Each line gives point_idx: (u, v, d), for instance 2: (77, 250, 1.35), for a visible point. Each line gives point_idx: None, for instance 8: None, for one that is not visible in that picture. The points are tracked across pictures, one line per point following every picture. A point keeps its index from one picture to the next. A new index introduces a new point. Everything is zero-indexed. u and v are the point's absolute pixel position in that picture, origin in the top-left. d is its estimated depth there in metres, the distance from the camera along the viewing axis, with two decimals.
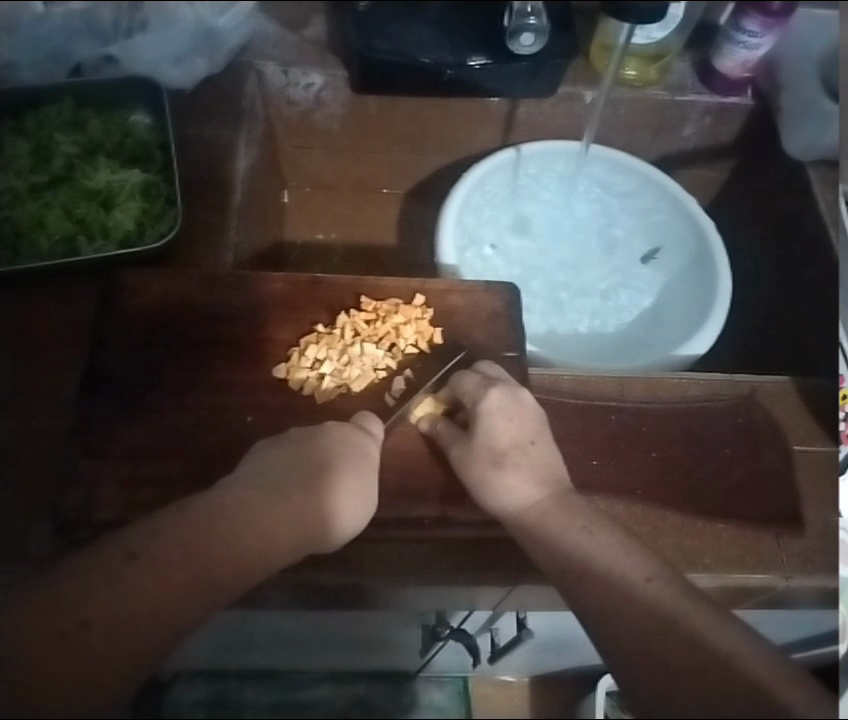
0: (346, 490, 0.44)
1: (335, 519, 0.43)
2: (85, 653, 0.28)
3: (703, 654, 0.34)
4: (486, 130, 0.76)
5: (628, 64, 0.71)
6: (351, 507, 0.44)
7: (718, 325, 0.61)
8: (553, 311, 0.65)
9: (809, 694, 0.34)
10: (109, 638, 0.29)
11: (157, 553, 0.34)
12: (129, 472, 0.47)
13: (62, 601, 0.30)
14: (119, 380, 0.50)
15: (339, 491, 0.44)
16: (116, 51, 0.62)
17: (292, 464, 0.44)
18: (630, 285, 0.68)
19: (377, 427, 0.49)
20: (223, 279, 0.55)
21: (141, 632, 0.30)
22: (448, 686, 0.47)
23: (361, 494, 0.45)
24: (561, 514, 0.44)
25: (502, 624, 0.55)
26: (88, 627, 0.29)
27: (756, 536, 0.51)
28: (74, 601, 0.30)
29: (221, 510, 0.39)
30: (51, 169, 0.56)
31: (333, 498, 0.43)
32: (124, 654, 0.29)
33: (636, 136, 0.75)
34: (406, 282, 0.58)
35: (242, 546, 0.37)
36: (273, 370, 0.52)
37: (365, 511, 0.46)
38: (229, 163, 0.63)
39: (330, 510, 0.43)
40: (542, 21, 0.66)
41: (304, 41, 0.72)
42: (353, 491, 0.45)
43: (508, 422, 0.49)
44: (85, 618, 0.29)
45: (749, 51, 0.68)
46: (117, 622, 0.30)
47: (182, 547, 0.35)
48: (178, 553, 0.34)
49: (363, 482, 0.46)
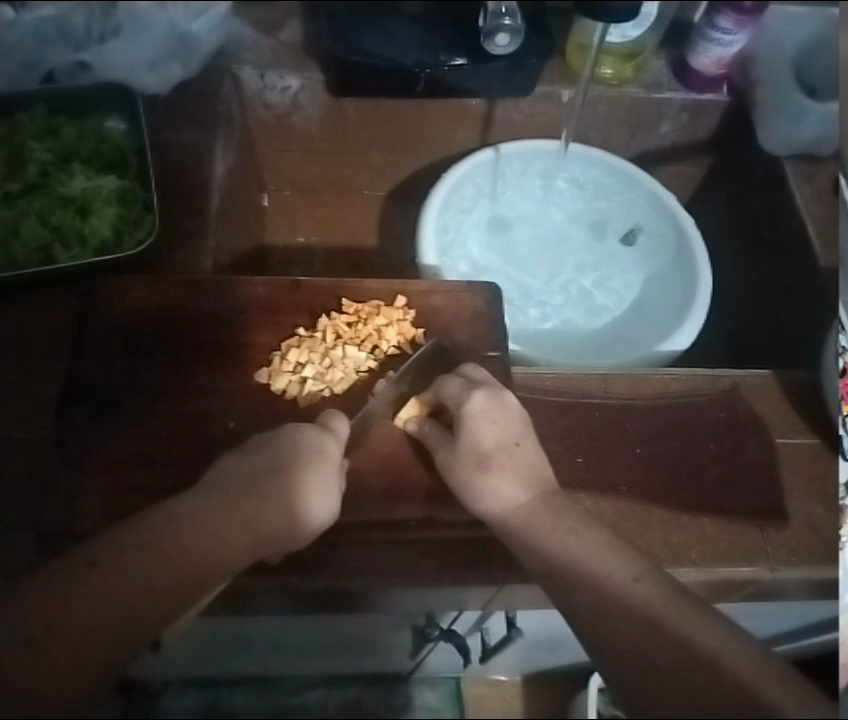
0: (310, 488, 0.44)
1: (299, 516, 0.43)
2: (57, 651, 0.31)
3: (688, 655, 0.34)
4: (464, 132, 0.74)
5: (604, 63, 0.72)
6: (318, 506, 0.44)
7: (699, 319, 0.61)
8: (542, 302, 0.65)
9: (794, 691, 0.34)
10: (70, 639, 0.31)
11: (115, 561, 0.35)
12: (111, 481, 0.47)
13: (38, 605, 0.33)
14: (100, 388, 0.50)
15: (300, 488, 0.43)
16: (89, 57, 0.64)
17: (253, 467, 0.44)
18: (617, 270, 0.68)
19: (343, 425, 0.49)
20: (203, 284, 0.55)
21: (91, 636, 0.31)
22: (441, 688, 0.59)
23: (325, 491, 0.45)
24: (549, 517, 0.44)
25: (491, 624, 0.54)
26: (51, 632, 0.32)
27: (742, 531, 0.51)
28: (41, 609, 0.33)
29: (175, 521, 0.39)
30: (25, 177, 0.55)
31: (295, 498, 0.43)
32: (91, 649, 0.31)
33: (613, 135, 0.73)
34: (387, 284, 0.57)
35: (196, 553, 0.37)
36: (254, 375, 0.52)
37: (333, 509, 0.46)
38: (207, 167, 0.63)
39: (293, 509, 0.43)
40: (517, 22, 0.68)
41: (280, 45, 0.72)
42: (317, 488, 0.44)
43: (491, 424, 0.48)
44: (48, 624, 0.32)
45: (724, 50, 0.70)
46: (74, 632, 0.31)
47: (134, 560, 0.35)
48: (128, 567, 0.34)
49: (328, 480, 0.45)
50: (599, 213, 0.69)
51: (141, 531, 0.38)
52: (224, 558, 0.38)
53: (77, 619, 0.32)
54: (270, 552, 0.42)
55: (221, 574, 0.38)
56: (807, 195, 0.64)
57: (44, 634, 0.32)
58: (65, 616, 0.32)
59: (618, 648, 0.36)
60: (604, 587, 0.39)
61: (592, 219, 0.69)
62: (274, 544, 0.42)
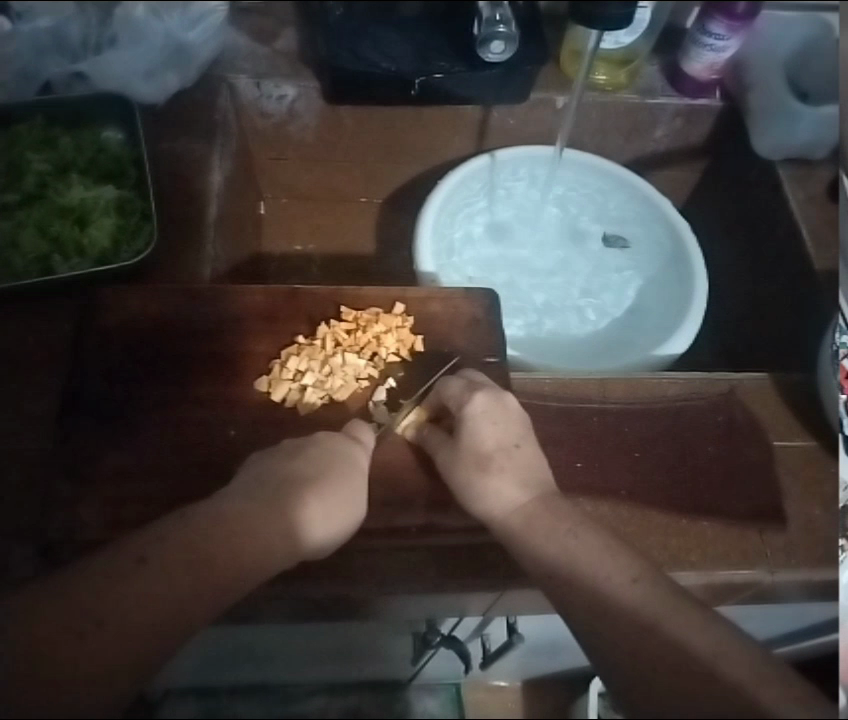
0: (336, 499, 0.45)
1: (321, 529, 0.43)
2: (103, 652, 0.29)
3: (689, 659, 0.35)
4: (460, 139, 0.76)
5: (598, 69, 0.73)
6: (337, 518, 0.44)
7: (693, 330, 0.60)
8: (538, 311, 0.65)
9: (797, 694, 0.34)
10: (119, 640, 0.30)
11: (158, 566, 0.34)
12: (111, 492, 0.47)
13: (72, 612, 0.31)
14: (102, 397, 0.50)
15: (325, 502, 0.44)
16: (85, 68, 0.64)
17: (283, 474, 0.45)
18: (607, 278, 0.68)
19: (368, 435, 0.49)
20: (202, 292, 0.55)
21: (131, 646, 0.30)
22: (439, 695, 0.48)
23: (351, 503, 0.45)
24: (546, 517, 0.45)
25: (491, 629, 0.56)
26: (103, 628, 0.30)
27: (740, 533, 0.51)
28: (83, 609, 0.31)
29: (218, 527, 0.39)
30: (23, 188, 0.56)
31: (322, 508, 0.44)
32: (128, 646, 0.30)
33: (608, 140, 0.77)
34: (385, 291, 0.57)
35: (227, 561, 0.37)
36: (254, 383, 0.52)
37: (354, 514, 0.46)
38: (205, 177, 0.63)
39: (317, 521, 0.43)
40: (511, 30, 0.67)
41: (276, 54, 0.72)
42: (337, 495, 0.45)
43: (493, 425, 0.49)
44: (97, 622, 0.30)
45: (716, 55, 0.70)
46: (123, 635, 0.30)
47: (178, 558, 0.35)
48: (171, 572, 0.35)
49: (353, 486, 0.46)
50: (593, 227, 0.70)
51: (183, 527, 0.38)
52: (251, 571, 0.39)
53: (126, 617, 0.31)
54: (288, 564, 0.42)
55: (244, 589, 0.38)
56: (801, 198, 0.64)
57: (94, 630, 0.30)
58: (116, 614, 0.31)
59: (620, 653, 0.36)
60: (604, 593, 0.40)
61: (584, 234, 0.70)
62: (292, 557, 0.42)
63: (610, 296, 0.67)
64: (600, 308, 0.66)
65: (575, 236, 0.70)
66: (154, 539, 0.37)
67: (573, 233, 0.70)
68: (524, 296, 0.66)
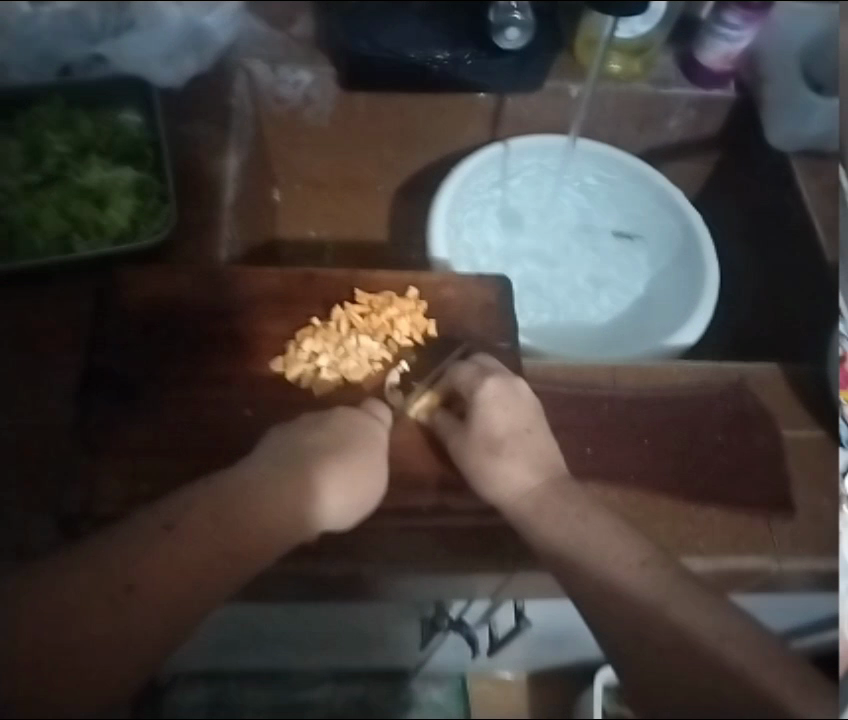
0: (350, 471, 0.47)
1: (332, 500, 0.46)
2: (132, 611, 0.39)
3: None
4: (474, 128, 0.73)
5: (613, 59, 0.76)
6: (350, 490, 0.47)
7: (707, 313, 0.62)
8: (561, 297, 0.63)
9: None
10: (142, 609, 0.39)
11: (175, 539, 0.42)
12: (128, 468, 0.47)
13: (111, 569, 0.40)
14: (119, 376, 0.50)
15: (337, 474, 0.46)
16: (104, 51, 0.63)
17: (298, 446, 0.48)
18: (626, 264, 0.65)
19: (386, 412, 0.51)
20: (218, 274, 0.55)
21: (154, 614, 0.40)
22: (446, 685, 0.53)
23: (363, 477, 0.47)
24: (555, 504, 0.46)
25: (500, 615, 0.52)
26: (132, 591, 0.39)
27: (748, 521, 0.51)
28: (122, 568, 0.40)
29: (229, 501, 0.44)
30: (43, 169, 0.57)
31: (334, 481, 0.46)
32: (150, 614, 0.39)
33: (621, 130, 0.72)
34: (399, 276, 0.58)
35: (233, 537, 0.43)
36: (269, 364, 0.53)
37: (374, 489, 0.48)
38: (220, 161, 0.62)
39: (326, 494, 0.46)
40: (529, 18, 0.77)
41: (290, 39, 0.76)
42: (354, 468, 0.47)
43: (504, 411, 0.50)
44: (130, 585, 0.39)
45: (730, 45, 0.76)
46: (146, 606, 0.39)
47: (198, 527, 0.42)
48: (187, 541, 0.42)
49: (374, 456, 0.48)
50: (606, 214, 0.67)
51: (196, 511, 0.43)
52: (255, 550, 0.44)
53: (153, 583, 0.40)
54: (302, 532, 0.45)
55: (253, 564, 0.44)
56: (813, 190, 0.66)
57: (126, 592, 0.39)
58: (145, 580, 0.40)
59: None
60: (608, 576, 0.42)
61: (598, 221, 0.67)
62: (298, 532, 0.45)
63: (632, 279, 0.64)
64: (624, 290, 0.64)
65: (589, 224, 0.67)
66: (182, 503, 0.44)
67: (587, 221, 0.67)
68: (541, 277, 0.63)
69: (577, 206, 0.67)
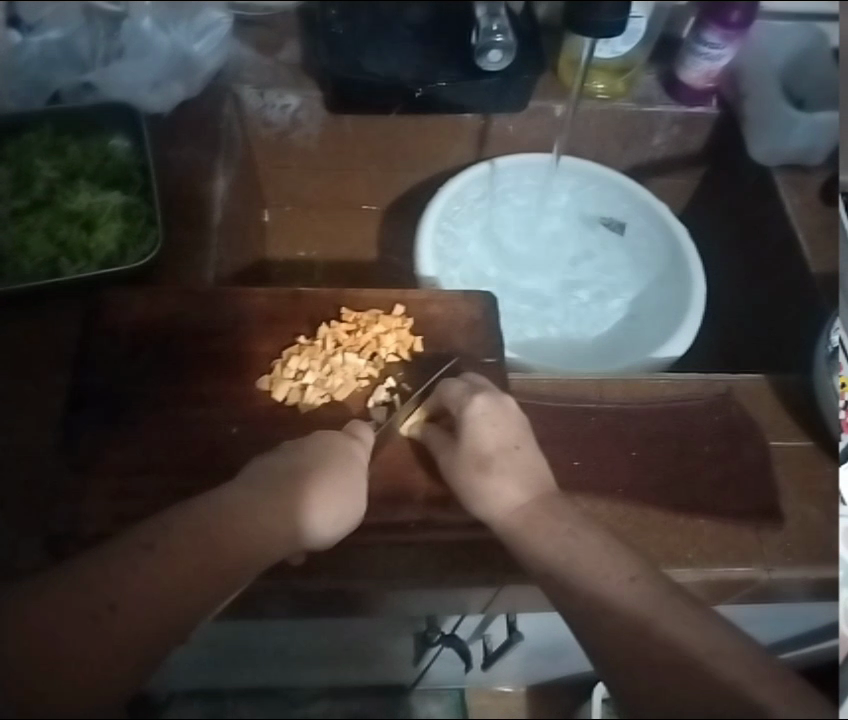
0: (335, 488, 0.46)
1: (321, 519, 0.45)
2: (113, 635, 0.34)
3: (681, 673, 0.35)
4: (460, 146, 0.75)
5: (596, 78, 0.72)
6: (338, 509, 0.46)
7: (701, 304, 0.64)
8: (551, 308, 0.64)
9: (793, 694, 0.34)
10: (129, 628, 0.34)
11: (168, 551, 0.38)
12: (116, 488, 0.48)
13: (90, 589, 0.35)
14: (106, 397, 0.51)
15: (326, 491, 0.45)
16: (93, 77, 0.63)
17: (282, 469, 0.47)
18: (611, 282, 0.67)
19: (367, 435, 0.50)
20: (205, 296, 0.56)
21: (140, 632, 0.34)
22: (445, 700, 0.47)
23: (353, 494, 0.46)
24: (545, 517, 0.45)
25: (493, 630, 0.57)
26: (115, 610, 0.34)
27: (737, 532, 0.53)
28: (100, 590, 0.35)
29: (219, 514, 0.42)
30: (33, 194, 0.58)
31: (323, 500, 0.45)
32: (134, 640, 0.34)
33: (607, 147, 0.72)
34: (385, 294, 0.58)
35: (233, 545, 0.41)
36: (256, 382, 0.54)
37: (357, 510, 0.47)
38: (207, 183, 0.64)
39: (318, 510, 0.45)
40: (508, 39, 0.70)
41: (280, 65, 0.74)
42: (346, 490, 0.46)
43: (493, 428, 0.49)
44: (112, 604, 0.34)
45: (712, 63, 0.70)
46: (134, 621, 0.34)
47: (188, 536, 0.40)
48: (179, 548, 0.39)
49: (356, 485, 0.47)
50: (590, 231, 0.69)
51: (187, 518, 0.42)
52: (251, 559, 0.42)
53: (135, 605, 0.35)
54: (294, 547, 0.45)
55: (247, 573, 0.42)
56: (795, 203, 0.65)
57: (108, 613, 0.34)
58: (128, 601, 0.35)
59: (614, 651, 0.37)
60: (604, 592, 0.39)
61: (583, 239, 0.68)
62: (290, 548, 0.44)
63: (612, 300, 0.66)
64: (601, 309, 0.65)
65: (576, 239, 0.68)
66: (161, 525, 0.41)
67: (574, 236, 0.68)
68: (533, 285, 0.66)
69: (566, 233, 0.68)
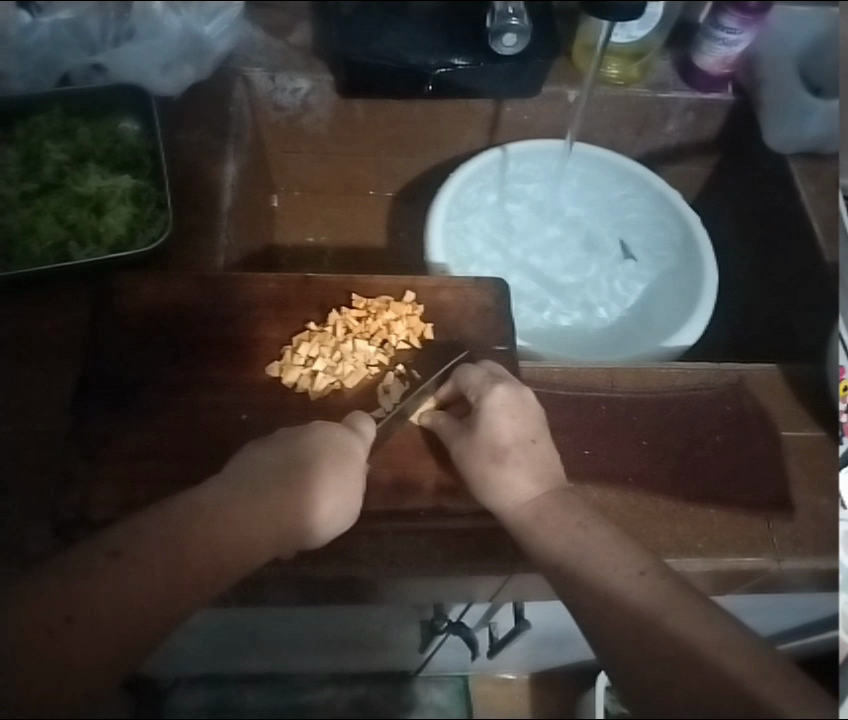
0: (332, 486, 0.44)
1: (315, 519, 0.44)
2: (75, 643, 0.31)
3: (688, 659, 0.34)
4: (472, 132, 0.75)
5: (610, 63, 0.72)
6: (333, 508, 0.44)
7: (712, 295, 0.63)
8: (554, 293, 0.64)
9: (800, 691, 0.34)
10: (93, 632, 0.31)
11: (138, 556, 0.36)
12: (125, 473, 0.48)
13: (51, 600, 0.32)
14: (115, 381, 0.51)
15: (320, 492, 0.44)
16: (103, 60, 0.64)
17: (271, 467, 0.44)
18: (615, 275, 0.65)
19: (370, 428, 0.48)
20: (215, 280, 0.56)
21: (108, 639, 0.32)
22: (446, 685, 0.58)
23: (348, 493, 0.45)
24: (557, 510, 0.45)
25: (499, 618, 0.57)
26: (73, 622, 0.31)
27: (748, 522, 0.52)
28: (60, 599, 0.32)
29: (197, 516, 0.40)
30: (41, 178, 0.56)
31: (315, 500, 0.44)
32: (105, 645, 0.32)
33: (620, 135, 0.75)
34: (396, 280, 0.58)
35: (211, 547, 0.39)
36: (266, 369, 0.53)
37: (352, 510, 0.45)
38: (219, 167, 0.64)
39: (310, 509, 0.43)
40: (523, 22, 0.67)
41: (290, 48, 0.72)
42: (343, 486, 0.44)
43: (511, 420, 0.49)
44: (71, 614, 0.32)
45: (729, 49, 0.68)
46: (98, 623, 0.32)
47: (161, 539, 0.37)
48: (152, 553, 0.36)
49: (351, 478, 0.45)
50: (592, 223, 0.68)
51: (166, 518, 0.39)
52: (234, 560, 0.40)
53: (97, 610, 0.32)
54: (284, 546, 0.43)
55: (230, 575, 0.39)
56: (810, 191, 0.63)
57: (66, 625, 0.31)
58: (91, 611, 0.32)
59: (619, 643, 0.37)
60: (611, 586, 0.39)
61: (584, 229, 0.68)
62: (281, 547, 0.43)
63: (616, 291, 0.65)
64: (603, 299, 0.64)
65: (576, 231, 0.68)
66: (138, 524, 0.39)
67: (573, 228, 0.68)
68: (543, 273, 0.65)
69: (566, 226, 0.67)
